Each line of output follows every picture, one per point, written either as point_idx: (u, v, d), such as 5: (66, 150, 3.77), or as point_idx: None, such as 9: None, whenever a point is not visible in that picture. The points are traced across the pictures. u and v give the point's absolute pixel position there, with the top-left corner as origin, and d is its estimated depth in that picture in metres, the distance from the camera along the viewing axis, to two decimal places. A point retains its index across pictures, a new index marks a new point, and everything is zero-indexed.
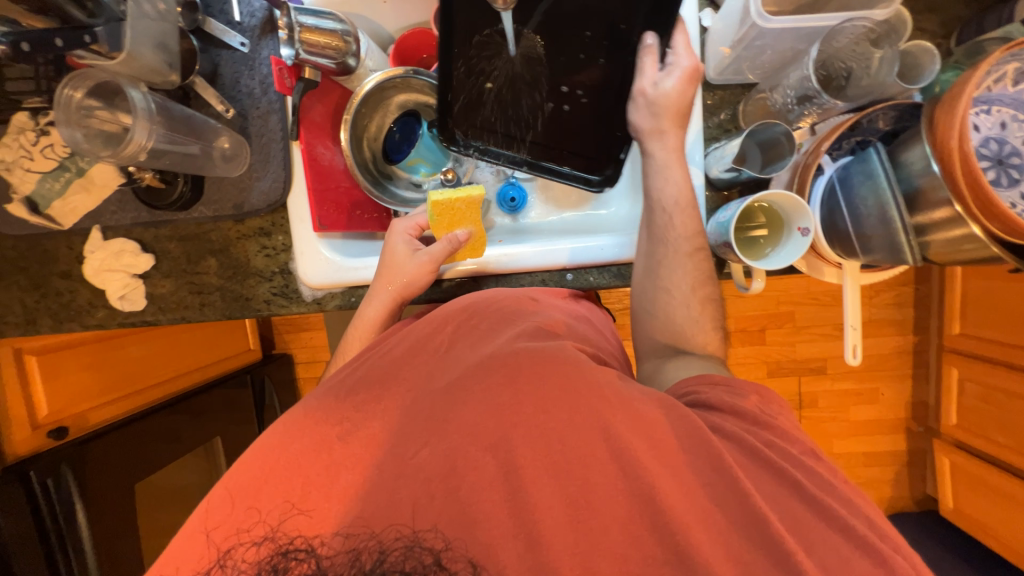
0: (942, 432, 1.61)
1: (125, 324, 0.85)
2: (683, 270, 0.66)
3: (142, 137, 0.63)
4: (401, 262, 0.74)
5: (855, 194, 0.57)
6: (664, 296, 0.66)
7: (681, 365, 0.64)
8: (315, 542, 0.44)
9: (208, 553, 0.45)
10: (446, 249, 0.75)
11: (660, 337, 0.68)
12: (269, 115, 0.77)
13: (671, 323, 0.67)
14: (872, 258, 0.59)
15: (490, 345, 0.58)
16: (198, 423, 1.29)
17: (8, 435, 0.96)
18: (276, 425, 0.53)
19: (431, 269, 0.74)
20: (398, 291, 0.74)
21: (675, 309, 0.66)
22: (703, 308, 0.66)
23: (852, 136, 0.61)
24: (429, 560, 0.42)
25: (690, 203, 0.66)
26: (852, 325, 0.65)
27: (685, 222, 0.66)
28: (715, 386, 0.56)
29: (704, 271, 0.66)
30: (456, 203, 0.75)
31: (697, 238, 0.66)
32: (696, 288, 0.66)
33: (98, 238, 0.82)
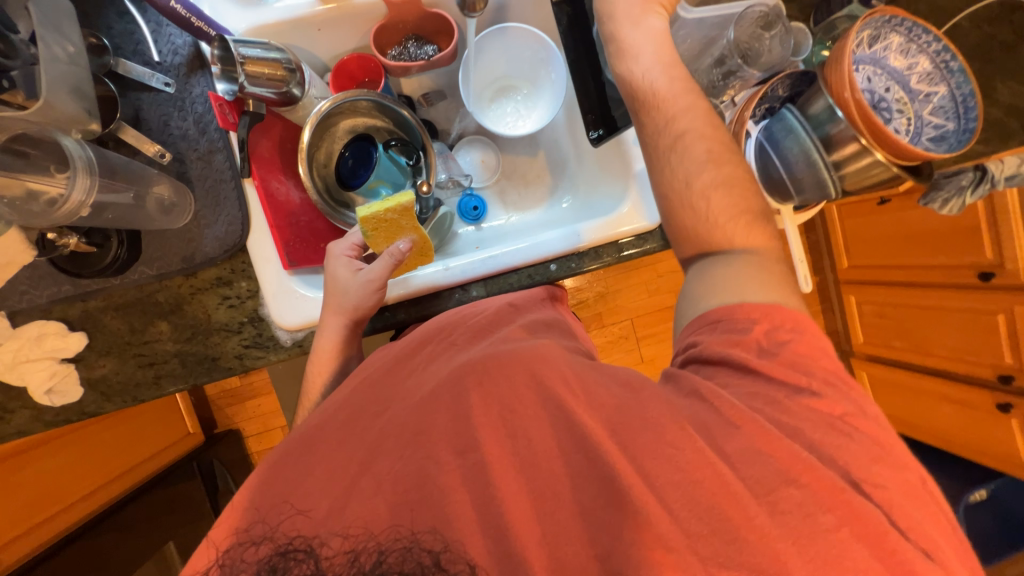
0: (855, 351, 1.89)
1: (58, 422, 0.71)
2: (677, 158, 0.57)
3: (79, 194, 0.57)
4: (344, 283, 0.69)
5: (783, 147, 0.68)
6: (663, 201, 0.59)
7: (683, 304, 0.57)
8: (315, 542, 0.42)
9: (207, 555, 0.44)
10: (388, 265, 0.69)
11: (674, 239, 0.59)
12: (211, 155, 0.71)
13: (678, 223, 0.58)
14: (806, 197, 0.71)
15: (465, 353, 0.59)
16: (126, 538, 1.12)
17: None
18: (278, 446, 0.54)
19: (377, 288, 0.69)
20: (348, 316, 0.70)
21: (682, 211, 0.57)
22: (711, 200, 0.56)
23: (763, 104, 0.73)
24: (429, 561, 0.40)
25: (673, 62, 0.59)
26: (800, 259, 0.76)
27: (669, 87, 0.58)
28: (712, 327, 0.51)
29: (708, 153, 0.56)
30: (389, 215, 0.70)
31: (683, 118, 0.57)
32: (700, 174, 0.56)
33: (5, 327, 0.68)
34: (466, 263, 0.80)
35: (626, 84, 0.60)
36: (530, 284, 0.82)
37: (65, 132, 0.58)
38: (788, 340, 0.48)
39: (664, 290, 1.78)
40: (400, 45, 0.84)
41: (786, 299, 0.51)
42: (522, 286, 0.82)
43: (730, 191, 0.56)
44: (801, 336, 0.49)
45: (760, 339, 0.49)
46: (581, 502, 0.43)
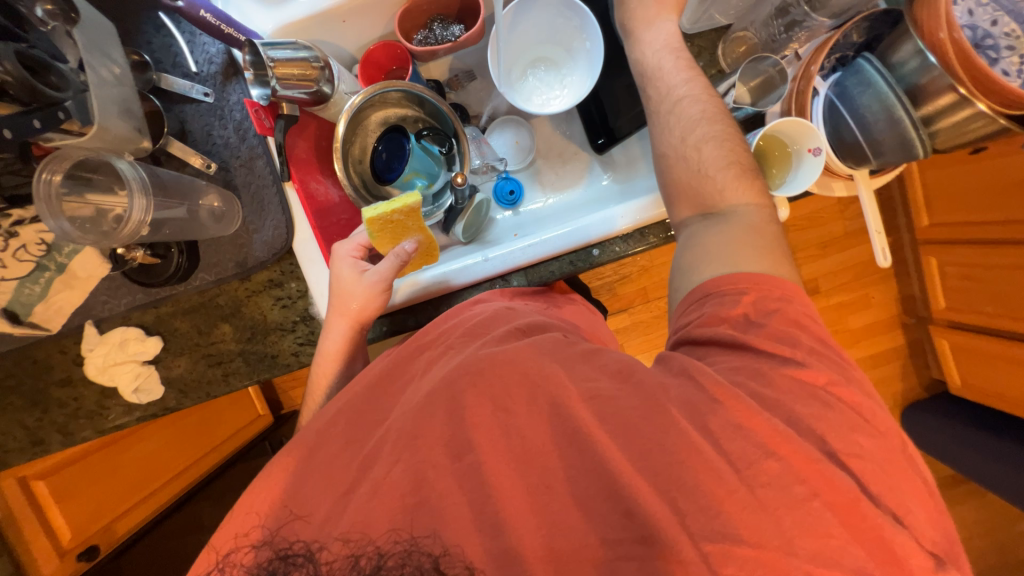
0: (934, 318, 1.72)
1: (146, 416, 0.79)
2: (677, 117, 0.62)
3: (139, 213, 0.61)
4: (349, 286, 0.69)
5: (858, 104, 0.60)
6: (660, 161, 0.64)
7: (681, 276, 0.58)
8: (314, 546, 0.43)
9: (209, 557, 0.46)
10: (394, 265, 0.69)
11: (687, 200, 0.61)
12: (253, 161, 0.73)
13: (695, 176, 0.60)
14: (884, 161, 0.62)
15: (468, 351, 0.56)
16: (222, 504, 1.23)
17: (35, 566, 0.93)
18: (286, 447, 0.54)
19: (383, 288, 0.69)
20: (350, 319, 0.70)
21: (678, 165, 0.61)
22: (729, 151, 0.59)
23: (833, 54, 0.65)
24: (428, 564, 0.40)
25: (681, 49, 0.66)
26: (877, 230, 0.68)
27: (681, 63, 0.65)
28: (703, 301, 0.53)
29: (705, 112, 0.61)
30: (398, 216, 0.69)
31: (684, 84, 0.63)
32: (695, 129, 0.60)
33: (94, 334, 0.75)
34: (504, 253, 0.77)
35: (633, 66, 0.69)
36: (571, 271, 0.80)
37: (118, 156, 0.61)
38: (776, 310, 0.50)
39: None
40: (425, 29, 0.81)
41: (775, 267, 0.53)
42: (562, 274, 0.80)
43: (724, 147, 0.60)
44: (788, 306, 0.51)
45: (748, 311, 0.51)
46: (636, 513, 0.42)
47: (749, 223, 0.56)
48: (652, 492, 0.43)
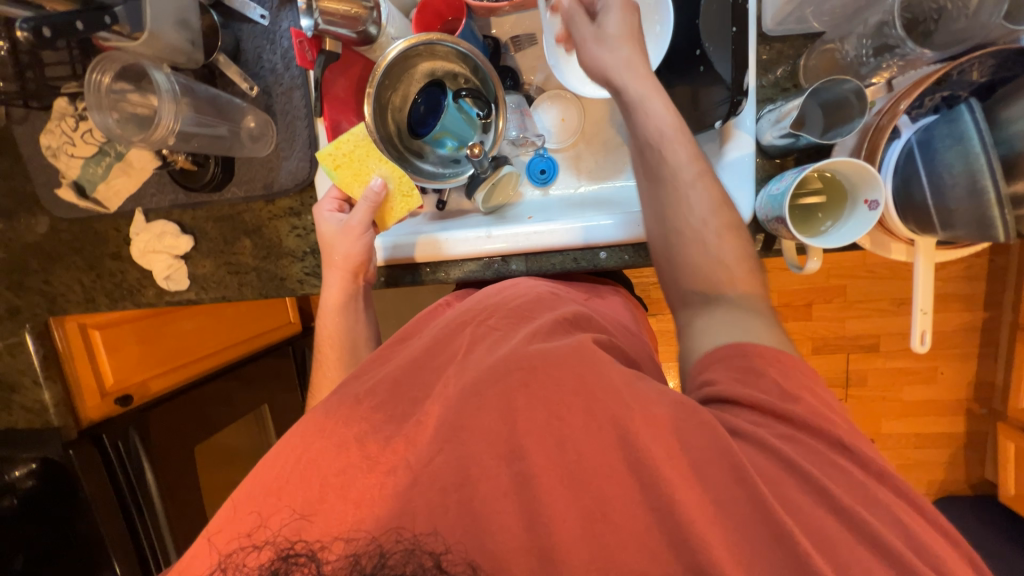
0: (1008, 415, 1.48)
1: (173, 302, 0.89)
2: (693, 196, 0.60)
3: (169, 120, 0.66)
4: (331, 234, 0.74)
5: (938, 160, 0.50)
6: (675, 235, 0.61)
7: (707, 327, 0.56)
8: (317, 547, 0.44)
9: (211, 557, 0.46)
10: (365, 208, 0.73)
11: (690, 284, 0.60)
12: (292, 92, 0.75)
13: (698, 268, 0.59)
14: (953, 234, 0.52)
15: (504, 346, 0.55)
16: (249, 388, 1.36)
17: (80, 401, 1.02)
18: (294, 429, 0.52)
19: (360, 233, 0.73)
20: (347, 268, 0.75)
21: (693, 247, 0.60)
22: (726, 239, 0.59)
23: (937, 92, 0.54)
24: (429, 563, 0.43)
25: (680, 124, 0.63)
26: (921, 309, 0.58)
27: (681, 147, 0.62)
28: (723, 360, 0.51)
29: (718, 198, 0.60)
30: (347, 149, 0.74)
31: (700, 163, 0.61)
32: (712, 215, 0.60)
33: (141, 221, 0.85)
34: (510, 234, 0.76)
35: (642, 123, 0.63)
36: (573, 269, 0.77)
37: (155, 66, 0.66)
38: (802, 389, 0.48)
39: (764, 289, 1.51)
40: None
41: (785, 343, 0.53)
42: (563, 268, 0.77)
43: (735, 236, 0.60)
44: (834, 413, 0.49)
45: (774, 378, 0.48)
46: (529, 526, 0.43)
47: (761, 310, 0.56)
48: (550, 514, 0.43)
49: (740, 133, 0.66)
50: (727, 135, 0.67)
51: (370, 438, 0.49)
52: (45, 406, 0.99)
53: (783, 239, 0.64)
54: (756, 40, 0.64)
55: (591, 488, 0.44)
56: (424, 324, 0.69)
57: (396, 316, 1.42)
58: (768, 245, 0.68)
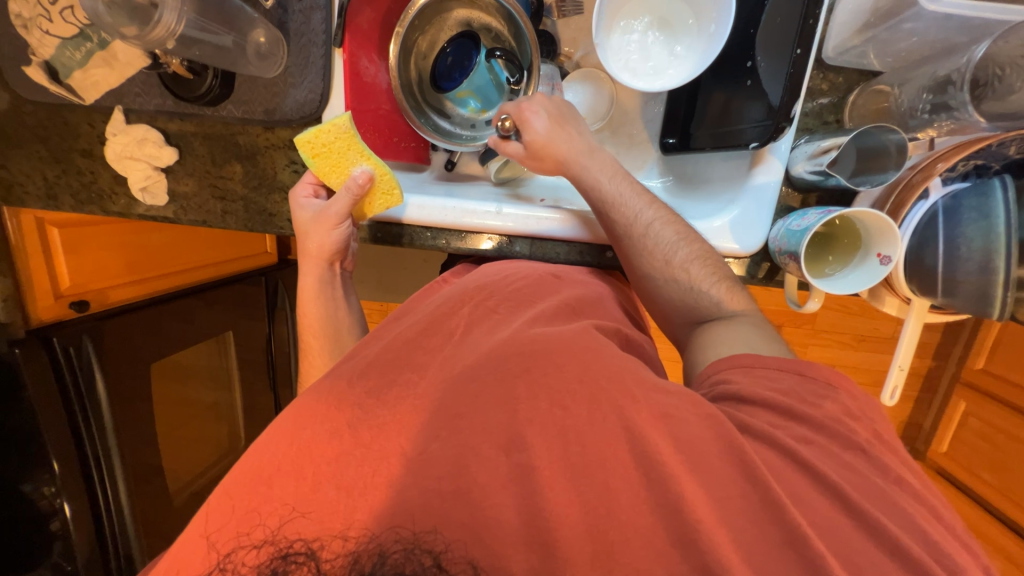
0: (927, 456, 1.62)
1: (145, 217, 0.82)
2: (658, 238, 0.65)
3: (171, 19, 0.59)
4: (303, 225, 0.70)
5: (960, 231, 0.51)
6: (651, 279, 0.66)
7: (710, 340, 0.61)
8: (315, 544, 0.42)
9: (208, 558, 0.43)
10: (347, 199, 0.67)
11: (678, 313, 0.66)
12: (312, 11, 0.68)
13: (679, 300, 0.65)
14: (950, 303, 0.53)
15: (507, 329, 0.58)
16: (211, 307, 1.30)
17: (30, 298, 0.96)
18: (286, 414, 0.50)
19: (334, 223, 0.68)
20: (320, 255, 0.72)
21: (671, 284, 0.65)
22: (696, 267, 0.64)
23: (972, 159, 0.53)
24: (429, 562, 0.41)
25: (626, 177, 0.68)
26: (899, 366, 0.61)
27: (632, 195, 0.66)
28: (747, 371, 0.54)
29: (678, 233, 0.65)
30: (326, 139, 0.66)
31: (651, 208, 0.66)
32: (678, 251, 0.64)
33: (120, 120, 0.77)
34: (520, 216, 0.73)
35: (588, 190, 0.67)
36: (577, 262, 0.76)
37: None
38: (827, 400, 0.51)
39: None
40: None
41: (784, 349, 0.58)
42: (566, 260, 0.76)
43: (705, 262, 0.65)
44: (839, 399, 0.52)
45: (800, 391, 0.52)
46: (516, 526, 0.43)
47: (751, 318, 0.62)
48: (530, 515, 0.43)
49: (773, 159, 0.65)
50: (758, 158, 0.66)
51: (353, 415, 0.48)
52: None
53: (788, 273, 0.65)
54: (814, 66, 0.62)
55: (572, 490, 0.44)
56: (420, 301, 0.69)
57: (378, 267, 1.38)
58: (771, 274, 0.70)
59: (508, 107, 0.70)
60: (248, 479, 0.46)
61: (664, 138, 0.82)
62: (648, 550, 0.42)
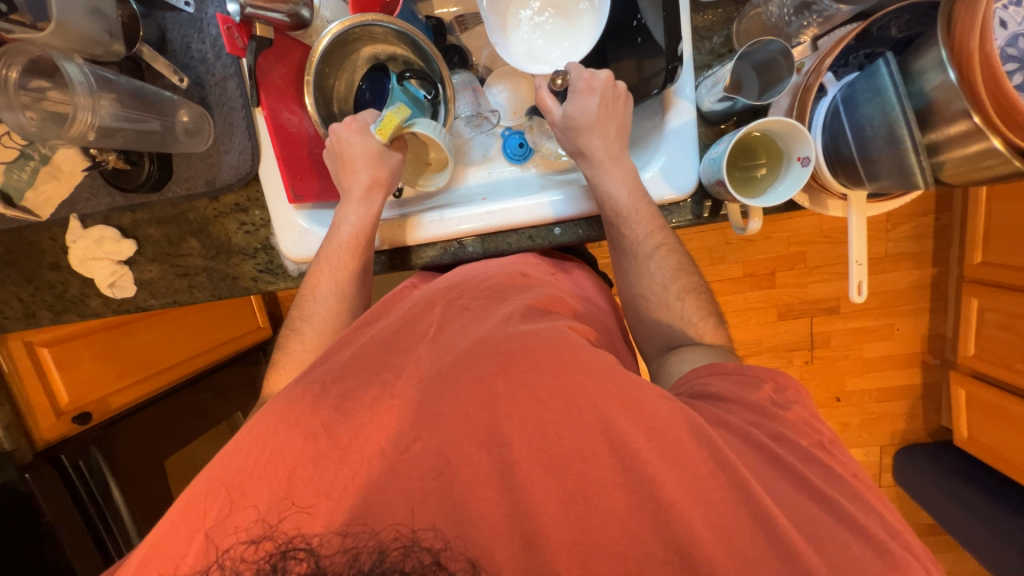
0: (959, 363, 1.57)
1: (121, 311, 0.85)
2: (656, 267, 0.66)
3: (86, 115, 0.62)
4: (349, 187, 0.73)
5: (860, 114, 0.52)
6: (642, 300, 0.68)
7: (684, 357, 0.61)
8: (315, 542, 0.42)
9: (205, 554, 0.42)
10: (394, 163, 0.75)
11: (656, 337, 0.67)
12: (226, 81, 0.73)
13: (659, 329, 0.67)
14: (879, 185, 0.54)
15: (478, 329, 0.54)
16: (223, 397, 1.33)
17: (32, 422, 0.95)
18: (251, 427, 0.48)
19: (379, 189, 0.73)
20: (352, 245, 0.72)
21: (662, 310, 0.66)
22: (684, 300, 0.65)
23: (860, 50, 0.57)
24: (429, 560, 0.40)
25: (640, 206, 0.66)
26: (858, 261, 0.60)
27: (640, 223, 0.66)
28: (725, 375, 0.54)
29: (677, 264, 0.66)
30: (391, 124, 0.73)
31: (659, 234, 0.66)
32: (673, 281, 0.66)
33: (78, 227, 0.81)
34: (467, 216, 0.75)
35: (603, 200, 0.68)
36: (529, 247, 0.77)
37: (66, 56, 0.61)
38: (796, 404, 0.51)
39: (730, 259, 1.54)
40: None
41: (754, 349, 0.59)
42: (518, 247, 0.77)
43: (698, 295, 0.66)
44: (804, 404, 0.52)
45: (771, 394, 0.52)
46: (507, 516, 0.42)
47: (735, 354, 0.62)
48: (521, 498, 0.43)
49: (681, 101, 0.67)
50: (668, 103, 0.68)
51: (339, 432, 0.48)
52: None
53: (728, 202, 0.66)
54: (690, 7, 0.65)
55: (556, 452, 0.44)
56: (393, 304, 0.66)
57: None
58: (715, 211, 0.70)
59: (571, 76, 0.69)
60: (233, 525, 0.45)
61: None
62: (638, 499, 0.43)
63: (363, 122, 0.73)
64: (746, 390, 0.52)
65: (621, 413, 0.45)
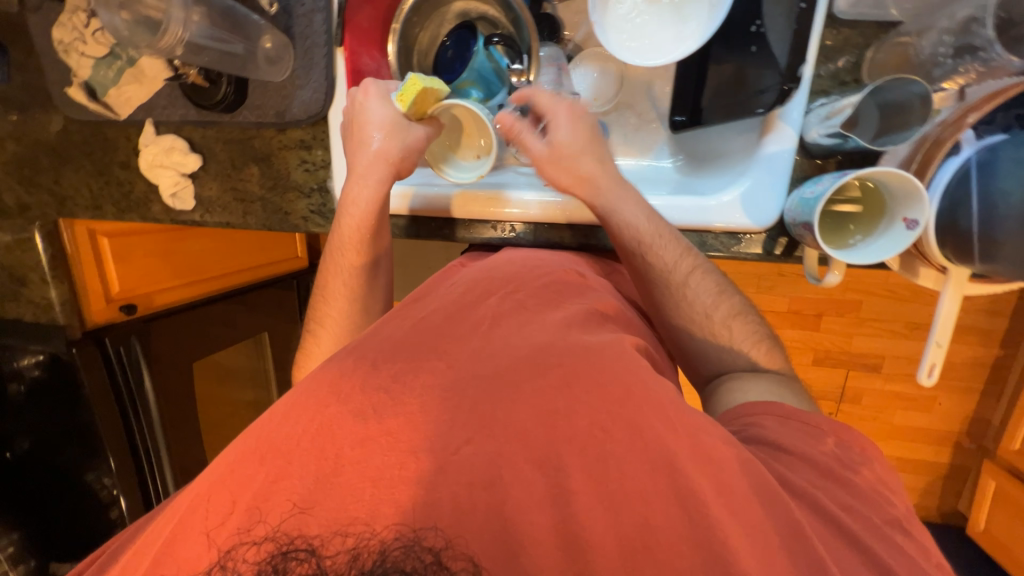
0: (997, 454, 1.46)
1: (177, 221, 0.88)
2: (693, 292, 0.62)
3: (177, 30, 0.64)
4: (358, 156, 0.69)
5: (998, 184, 0.46)
6: (685, 333, 0.63)
7: (744, 392, 0.58)
8: (315, 543, 0.41)
9: (208, 553, 0.42)
10: (417, 135, 0.69)
11: (710, 368, 0.63)
12: (314, 14, 0.71)
13: (710, 361, 0.63)
14: (992, 269, 0.48)
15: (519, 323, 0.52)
16: (252, 312, 1.37)
17: (85, 302, 1.01)
18: (293, 391, 0.48)
19: (387, 163, 0.68)
20: (359, 230, 0.69)
21: (685, 303, 0.62)
22: (729, 326, 0.62)
23: (1013, 107, 0.48)
24: (428, 560, 0.40)
25: (662, 229, 0.63)
26: (937, 342, 0.55)
27: (667, 250, 0.62)
28: (781, 419, 0.52)
29: (714, 286, 0.63)
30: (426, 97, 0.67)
31: (688, 258, 0.63)
32: (717, 306, 0.62)
33: (151, 132, 0.83)
34: (524, 200, 0.73)
35: (618, 227, 0.64)
36: (581, 245, 0.75)
37: None
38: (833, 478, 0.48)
39: (778, 292, 1.45)
40: None
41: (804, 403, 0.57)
42: (570, 244, 0.75)
43: (742, 318, 0.63)
44: (850, 457, 0.49)
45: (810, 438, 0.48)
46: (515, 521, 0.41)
47: (782, 378, 0.60)
48: (528, 512, 0.41)
49: (784, 126, 0.61)
50: (769, 125, 0.63)
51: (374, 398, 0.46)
52: (51, 303, 0.96)
53: (807, 246, 0.60)
54: (823, 23, 0.58)
55: (579, 465, 0.42)
56: (436, 287, 0.67)
57: (403, 267, 1.39)
58: (789, 250, 0.65)
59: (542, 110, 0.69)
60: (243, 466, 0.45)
61: (672, 117, 0.75)
62: (651, 547, 0.40)
63: (384, 88, 0.69)
64: (797, 440, 0.48)
65: (653, 443, 0.42)
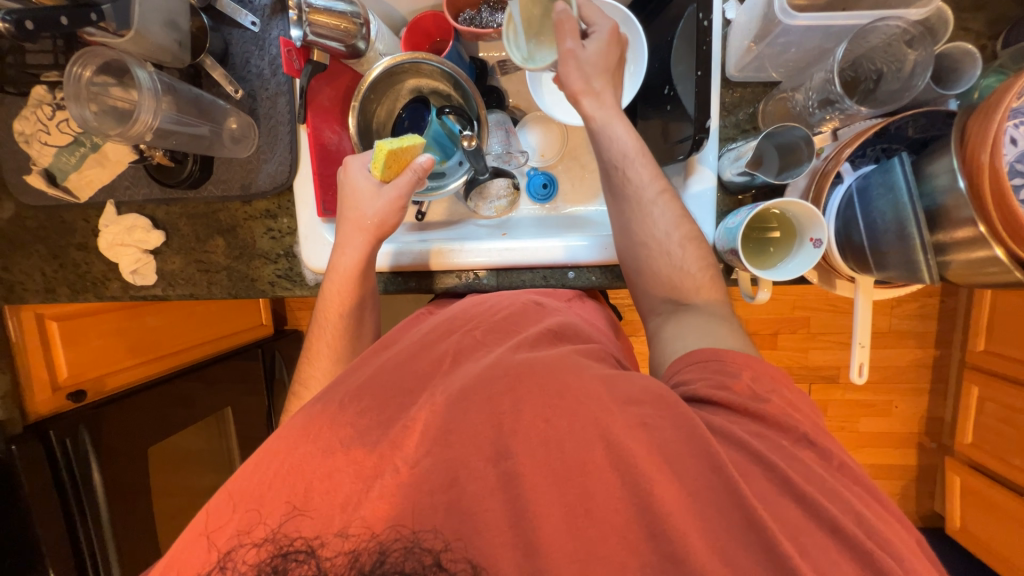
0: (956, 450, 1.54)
1: (137, 297, 0.87)
2: (659, 212, 0.64)
3: (148, 116, 0.66)
4: (343, 229, 0.72)
5: (873, 207, 0.55)
6: (643, 248, 0.65)
7: (681, 329, 0.60)
8: (315, 542, 0.43)
9: (209, 556, 0.44)
10: (410, 179, 0.72)
11: (658, 292, 0.65)
12: (277, 97, 0.78)
13: (661, 277, 0.64)
14: (887, 275, 0.56)
15: (488, 355, 0.55)
16: (211, 391, 1.27)
17: (28, 394, 0.94)
18: (279, 432, 0.50)
19: (367, 235, 0.71)
20: (349, 279, 0.72)
21: (661, 257, 0.64)
22: (688, 245, 0.64)
23: (878, 143, 0.60)
24: (429, 561, 0.42)
25: (640, 153, 0.66)
26: (859, 343, 0.62)
27: (641, 171, 0.65)
28: (703, 366, 0.53)
29: (678, 212, 0.65)
30: (404, 153, 0.71)
31: (660, 180, 0.66)
32: (676, 228, 0.64)
33: (112, 213, 0.84)
34: (484, 250, 0.78)
35: (608, 147, 0.66)
36: (542, 286, 0.80)
37: (139, 63, 0.66)
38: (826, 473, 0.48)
39: None
40: (473, 10, 0.80)
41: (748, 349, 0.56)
42: (532, 285, 0.79)
43: (699, 245, 0.64)
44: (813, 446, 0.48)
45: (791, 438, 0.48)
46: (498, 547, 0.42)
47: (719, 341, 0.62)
48: (512, 534, 0.42)
49: (703, 169, 0.71)
50: (691, 168, 0.72)
51: (347, 433, 0.48)
52: None
53: (739, 269, 0.68)
54: (720, 85, 0.70)
55: (556, 483, 0.44)
56: (409, 329, 0.69)
57: None
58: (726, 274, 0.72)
59: (592, 17, 0.68)
60: (222, 527, 0.45)
61: None
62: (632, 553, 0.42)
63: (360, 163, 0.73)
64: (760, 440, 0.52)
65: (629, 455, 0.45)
